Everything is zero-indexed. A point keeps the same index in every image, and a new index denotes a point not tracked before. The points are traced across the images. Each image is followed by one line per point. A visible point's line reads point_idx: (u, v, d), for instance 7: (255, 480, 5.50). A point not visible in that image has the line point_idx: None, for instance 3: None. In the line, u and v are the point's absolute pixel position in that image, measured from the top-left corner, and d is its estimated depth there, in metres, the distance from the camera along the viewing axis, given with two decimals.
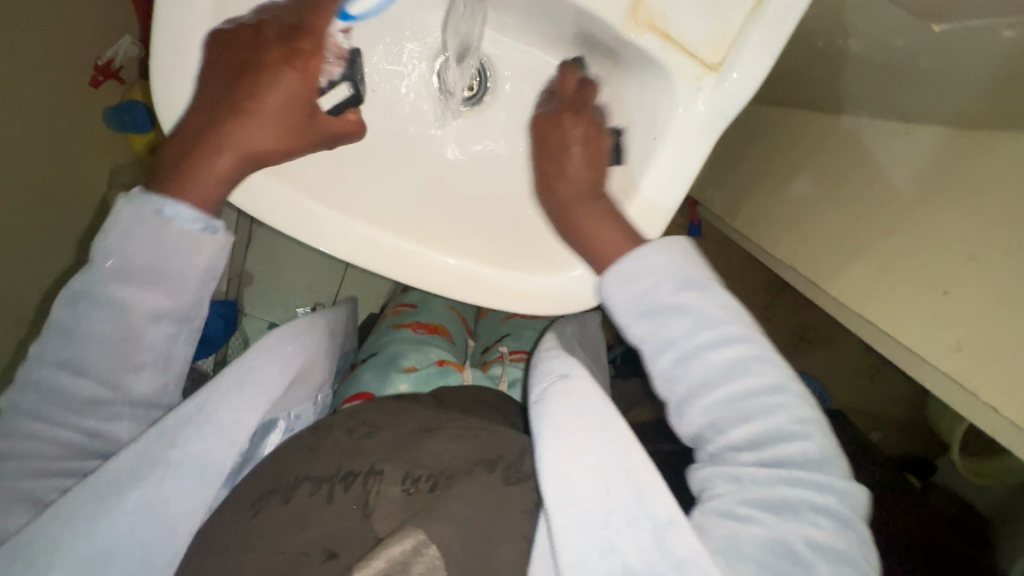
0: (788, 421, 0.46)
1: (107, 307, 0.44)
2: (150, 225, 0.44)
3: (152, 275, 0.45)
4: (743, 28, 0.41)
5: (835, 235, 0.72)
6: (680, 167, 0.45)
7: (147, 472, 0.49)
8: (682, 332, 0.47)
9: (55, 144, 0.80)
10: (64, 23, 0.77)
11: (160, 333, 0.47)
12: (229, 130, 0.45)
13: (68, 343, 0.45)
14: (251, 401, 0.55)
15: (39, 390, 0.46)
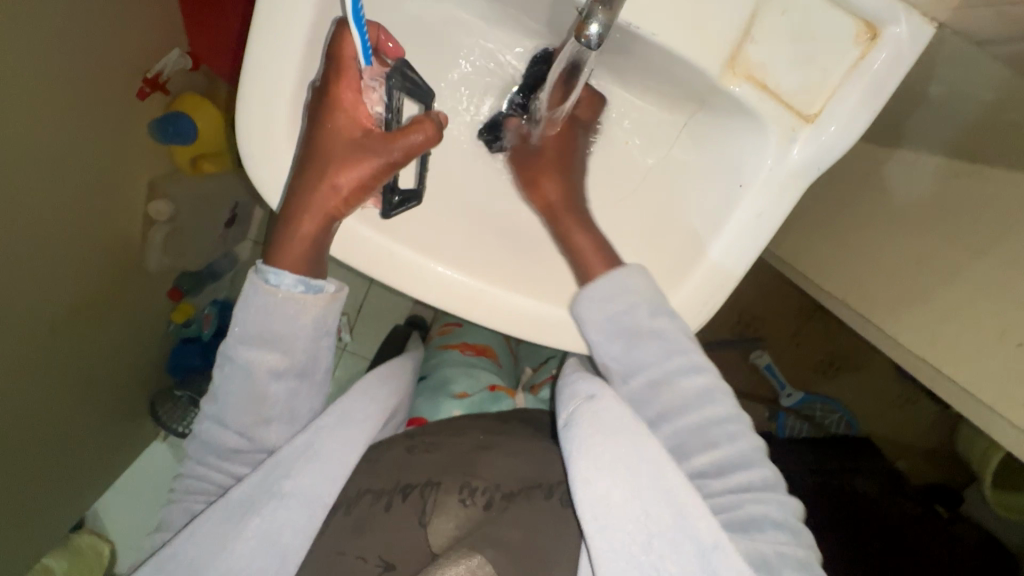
0: (719, 400, 0.49)
1: (240, 370, 0.52)
2: (260, 300, 0.50)
3: (286, 331, 0.51)
4: (842, 83, 0.41)
5: (891, 272, 0.71)
6: (765, 215, 0.45)
7: (263, 500, 0.52)
8: (626, 315, 0.48)
9: (97, 155, 0.80)
10: (121, 37, 0.77)
11: (281, 387, 0.53)
12: (307, 183, 0.46)
13: (216, 403, 0.54)
14: (337, 435, 0.55)
15: (202, 439, 0.57)
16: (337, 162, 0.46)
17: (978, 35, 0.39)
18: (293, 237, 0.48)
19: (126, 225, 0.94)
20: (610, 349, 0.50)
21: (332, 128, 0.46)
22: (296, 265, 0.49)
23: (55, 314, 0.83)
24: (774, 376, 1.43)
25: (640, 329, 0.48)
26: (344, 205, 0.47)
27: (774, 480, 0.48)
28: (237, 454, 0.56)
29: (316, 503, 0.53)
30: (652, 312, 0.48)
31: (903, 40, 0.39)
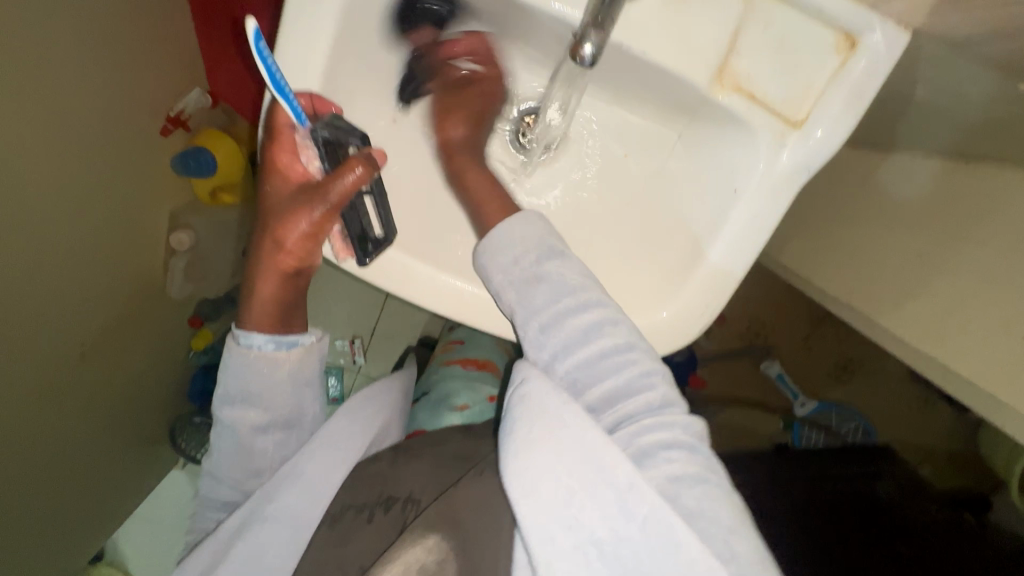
0: (612, 335, 0.48)
1: (227, 429, 0.56)
2: (237, 365, 0.53)
3: (261, 386, 0.54)
4: (826, 89, 0.42)
5: (896, 270, 0.72)
6: (762, 216, 0.46)
7: (248, 526, 0.54)
8: (523, 259, 0.49)
9: (119, 189, 0.84)
10: (145, 77, 0.82)
11: (266, 437, 0.57)
12: (267, 245, 0.51)
13: (211, 459, 0.59)
14: (324, 456, 0.57)
15: (206, 486, 0.61)
16: (279, 223, 0.50)
17: (952, 37, 0.40)
18: (257, 305, 0.53)
19: (149, 255, 0.98)
20: (508, 298, 0.50)
21: (273, 192, 0.50)
22: (267, 322, 0.54)
23: (79, 341, 0.86)
24: (786, 386, 1.42)
25: (531, 274, 0.49)
26: (295, 260, 0.51)
27: (672, 399, 0.48)
28: (230, 498, 0.60)
29: (301, 522, 0.55)
30: (542, 257, 0.49)
31: (879, 45, 0.41)
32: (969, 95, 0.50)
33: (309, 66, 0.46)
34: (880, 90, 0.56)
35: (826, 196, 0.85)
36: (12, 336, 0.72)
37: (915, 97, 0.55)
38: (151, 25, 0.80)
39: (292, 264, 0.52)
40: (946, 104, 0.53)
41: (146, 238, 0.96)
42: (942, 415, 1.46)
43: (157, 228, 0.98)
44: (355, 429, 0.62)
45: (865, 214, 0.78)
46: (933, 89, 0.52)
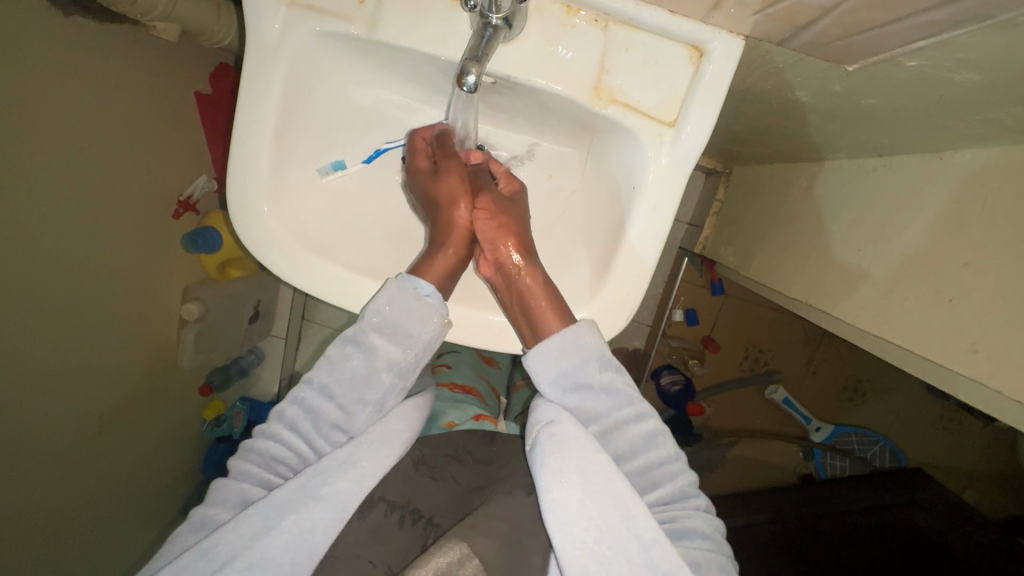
0: (661, 445, 0.58)
1: (363, 353, 0.57)
2: (392, 292, 0.54)
3: (410, 330, 0.56)
4: (688, 90, 0.47)
5: (836, 266, 0.75)
6: (659, 207, 0.50)
7: (301, 502, 0.53)
8: (582, 369, 0.56)
9: (131, 266, 0.95)
10: (154, 168, 0.95)
11: (385, 379, 0.59)
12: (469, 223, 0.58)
13: (330, 376, 0.58)
14: (377, 452, 0.58)
15: (301, 408, 0.59)
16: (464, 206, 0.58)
17: (773, 40, 0.45)
18: (410, 292, 0.54)
19: (162, 327, 1.06)
20: (565, 401, 0.58)
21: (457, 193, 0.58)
22: (437, 279, 0.56)
23: (95, 409, 0.92)
24: (795, 410, 1.39)
25: (591, 383, 0.57)
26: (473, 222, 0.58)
27: (691, 491, 0.58)
28: (317, 433, 0.59)
29: (347, 509, 0.55)
30: (601, 368, 0.57)
31: (722, 53, 0.45)
32: (837, 89, 0.53)
33: (257, 122, 0.48)
34: (778, 100, 0.63)
35: (788, 205, 0.91)
36: (31, 405, 0.79)
37: (800, 99, 0.60)
38: (162, 126, 0.94)
39: (471, 225, 0.58)
40: (824, 102, 0.58)
41: (160, 311, 1.05)
42: (971, 432, 1.39)
43: (169, 302, 1.07)
44: (408, 429, 0.62)
45: (811, 218, 0.84)
46: (811, 93, 0.57)
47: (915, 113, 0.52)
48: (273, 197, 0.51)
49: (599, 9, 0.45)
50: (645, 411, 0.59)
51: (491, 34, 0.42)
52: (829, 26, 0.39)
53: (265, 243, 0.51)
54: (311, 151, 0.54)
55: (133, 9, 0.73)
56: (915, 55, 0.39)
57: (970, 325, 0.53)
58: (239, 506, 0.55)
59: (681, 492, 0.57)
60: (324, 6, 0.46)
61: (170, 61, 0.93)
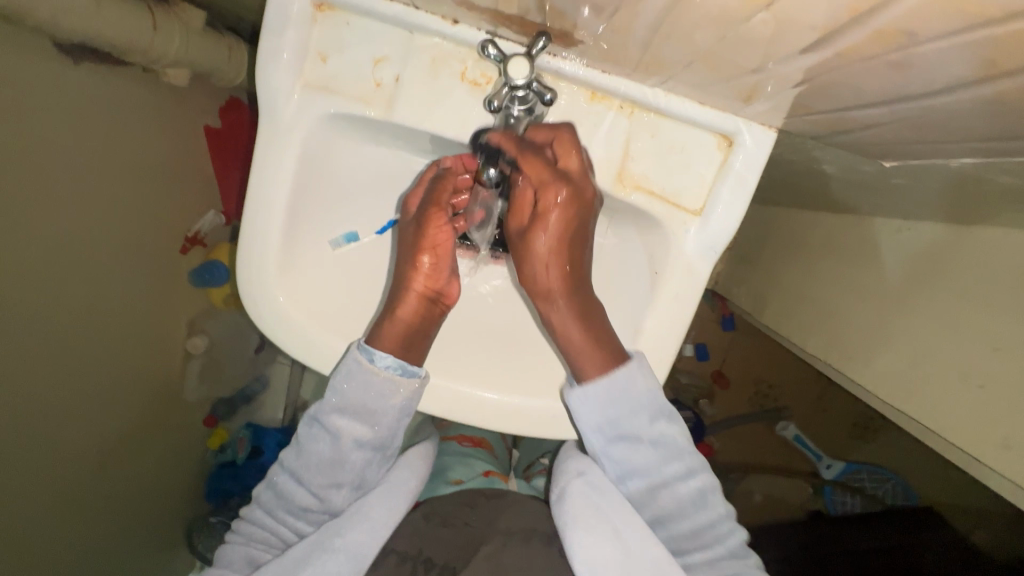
0: (700, 481, 0.52)
1: (329, 433, 0.54)
2: (354, 367, 0.51)
3: (375, 403, 0.52)
4: (716, 180, 0.46)
5: (856, 326, 0.73)
6: (681, 296, 0.48)
7: (315, 555, 0.53)
8: (630, 418, 0.50)
9: (139, 305, 0.94)
10: (163, 207, 0.94)
11: (358, 456, 0.55)
12: (430, 265, 0.51)
13: (297, 457, 0.55)
14: (386, 500, 0.58)
15: (273, 490, 0.56)
16: (420, 245, 0.50)
17: (805, 133, 0.43)
18: (369, 368, 0.51)
19: (168, 362, 1.05)
20: (609, 454, 0.53)
21: (411, 231, 0.51)
22: (394, 344, 0.51)
23: (102, 452, 0.91)
24: (806, 447, 1.38)
25: (641, 433, 0.51)
26: (435, 280, 0.51)
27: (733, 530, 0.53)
28: (296, 513, 0.56)
29: (360, 557, 0.54)
30: (652, 418, 0.51)
31: (752, 145, 0.44)
32: (867, 170, 0.51)
33: (271, 205, 0.48)
34: (800, 167, 0.62)
35: (805, 254, 0.89)
36: (38, 453, 0.78)
37: (825, 170, 0.58)
38: (172, 165, 0.94)
39: (425, 288, 0.51)
40: (852, 176, 0.56)
41: (165, 346, 1.04)
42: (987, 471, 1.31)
43: (176, 336, 1.06)
44: (414, 477, 0.62)
45: (829, 273, 0.82)
46: (838, 168, 0.55)
47: (945, 195, 0.50)
48: (286, 283, 0.50)
49: (626, 97, 0.43)
50: (695, 466, 0.53)
51: (513, 124, 0.44)
52: (868, 137, 0.38)
53: (281, 327, 0.51)
54: (322, 229, 0.52)
55: (144, 58, 0.72)
56: (960, 162, 0.37)
57: (1002, 417, 0.52)
58: (247, 568, 0.54)
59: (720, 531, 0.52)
60: (341, 88, 0.45)
61: (177, 97, 0.92)
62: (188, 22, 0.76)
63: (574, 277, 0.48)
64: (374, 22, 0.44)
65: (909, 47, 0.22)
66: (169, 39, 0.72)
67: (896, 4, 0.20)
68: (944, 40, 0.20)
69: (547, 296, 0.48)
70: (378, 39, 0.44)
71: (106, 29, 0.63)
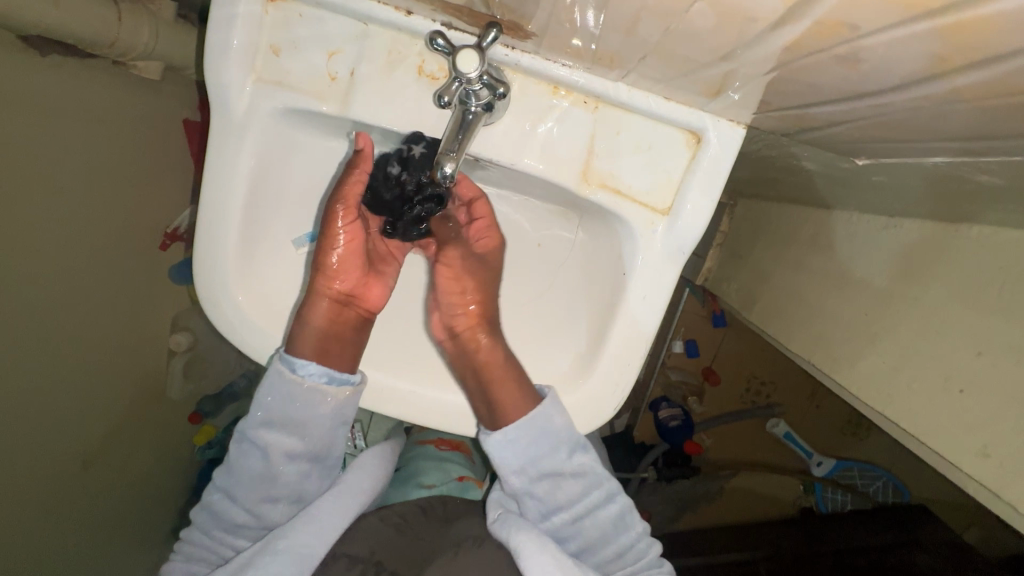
0: (630, 522, 0.59)
1: (256, 449, 0.54)
2: (276, 379, 0.51)
3: (301, 413, 0.53)
4: (685, 178, 0.44)
5: (839, 326, 0.71)
6: (650, 297, 0.47)
7: (260, 557, 0.51)
8: (553, 457, 0.54)
9: (118, 302, 0.93)
10: (140, 203, 0.92)
11: (291, 469, 0.56)
12: (342, 271, 0.50)
13: (228, 475, 0.56)
14: (337, 501, 0.59)
15: (209, 509, 0.57)
16: (328, 249, 0.49)
17: (779, 128, 0.42)
18: (295, 383, 0.51)
19: (149, 359, 1.04)
20: (534, 492, 0.56)
21: (323, 233, 0.49)
22: (313, 352, 0.51)
23: (85, 452, 0.90)
24: (796, 446, 1.35)
25: (562, 469, 0.55)
26: (347, 284, 0.51)
27: (658, 559, 0.59)
28: (233, 529, 0.57)
29: (308, 560, 0.52)
30: (572, 452, 0.54)
31: (722, 141, 0.42)
32: (848, 165, 0.49)
33: (225, 205, 0.46)
34: (781, 162, 0.59)
35: (792, 251, 0.87)
36: (19, 453, 0.78)
37: (806, 166, 0.56)
38: (148, 160, 0.92)
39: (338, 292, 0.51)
40: (834, 172, 0.54)
41: (147, 343, 1.03)
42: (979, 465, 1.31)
43: (157, 332, 1.05)
44: (365, 483, 0.64)
45: (814, 270, 0.80)
46: (818, 164, 0.53)
47: (929, 193, 0.49)
48: (246, 286, 0.49)
49: (589, 92, 0.42)
50: (613, 490, 0.59)
51: (471, 121, 0.40)
52: (845, 131, 0.36)
53: (240, 329, 0.50)
54: (281, 229, 0.51)
55: (112, 50, 0.70)
56: (941, 157, 0.35)
57: (982, 424, 0.51)
58: None
59: (646, 565, 0.58)
60: (295, 83, 0.43)
61: (152, 89, 0.90)
62: (158, 14, 0.74)
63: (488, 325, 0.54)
64: (326, 13, 0.42)
65: (855, 41, 0.23)
66: (138, 32, 0.71)
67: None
68: (889, 32, 0.21)
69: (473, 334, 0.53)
70: (331, 30, 0.42)
71: (71, 20, 0.62)
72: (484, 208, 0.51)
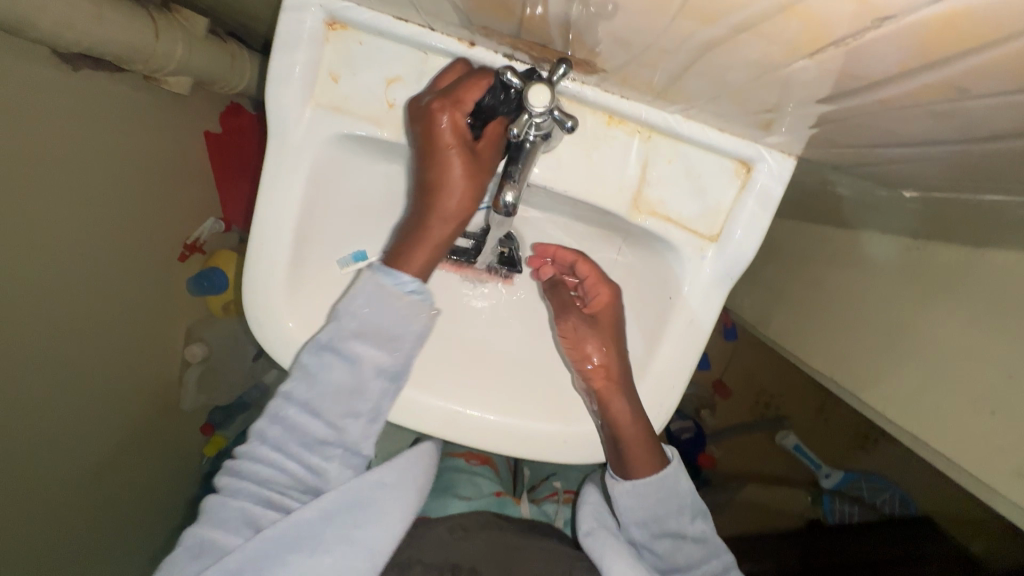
0: None
1: (329, 381, 0.48)
2: (378, 289, 0.46)
3: (387, 339, 0.47)
4: (734, 206, 0.45)
5: (863, 344, 0.72)
6: (695, 321, 0.48)
7: (329, 545, 0.49)
8: (675, 516, 0.58)
9: (138, 315, 0.93)
10: (162, 214, 0.92)
11: (364, 411, 0.50)
12: (463, 193, 0.45)
13: (290, 406, 0.49)
14: (397, 500, 0.55)
15: (264, 454, 0.50)
16: (450, 168, 0.44)
17: (830, 162, 0.43)
18: (393, 294, 0.46)
19: (165, 370, 1.04)
20: (652, 545, 0.58)
21: (444, 156, 0.43)
22: (421, 268, 0.47)
23: (97, 464, 0.89)
24: (806, 458, 1.36)
25: (682, 531, 0.58)
26: (471, 201, 0.45)
27: None
28: (287, 469, 0.51)
29: (376, 557, 0.51)
30: (693, 517, 0.59)
31: (772, 171, 0.44)
32: (889, 195, 0.51)
33: (280, 228, 0.47)
34: (813, 187, 0.61)
35: (811, 269, 0.88)
36: (31, 466, 0.77)
37: (840, 193, 0.57)
38: (171, 172, 0.92)
39: (459, 209, 0.46)
40: (869, 199, 0.55)
41: (164, 354, 1.03)
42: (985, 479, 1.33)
43: (173, 344, 1.05)
44: (421, 470, 0.60)
45: (835, 289, 0.81)
46: (855, 191, 0.54)
47: (956, 220, 0.50)
48: (295, 309, 0.50)
49: (643, 122, 0.43)
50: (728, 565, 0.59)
51: (529, 149, 0.40)
52: (902, 169, 0.38)
53: (288, 351, 0.50)
54: (327, 253, 0.51)
55: (145, 66, 0.70)
56: (995, 196, 0.37)
57: (1014, 446, 0.52)
58: (245, 530, 0.48)
59: None
60: (353, 109, 0.45)
61: (179, 103, 0.91)
62: (190, 28, 0.74)
63: (615, 384, 0.51)
64: (386, 42, 0.43)
65: (955, 100, 0.24)
66: (174, 49, 0.71)
67: (962, 61, 0.21)
68: (996, 97, 0.23)
69: (609, 391, 0.51)
70: (389, 58, 0.43)
71: (112, 38, 0.62)
72: (586, 266, 0.53)
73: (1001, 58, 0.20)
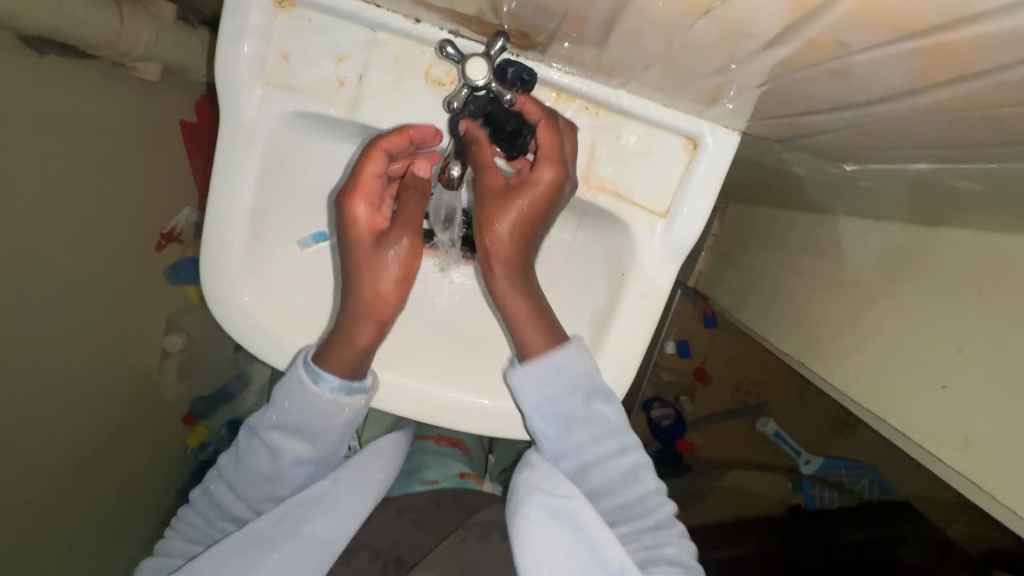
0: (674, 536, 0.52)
1: (266, 452, 0.54)
2: (295, 387, 0.51)
3: (310, 427, 0.52)
4: (681, 183, 0.47)
5: (825, 325, 0.74)
6: (649, 295, 0.49)
7: (281, 540, 0.54)
8: (598, 448, 0.51)
9: (116, 304, 0.93)
10: (137, 202, 0.92)
11: (297, 473, 0.55)
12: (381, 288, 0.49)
13: (232, 466, 0.55)
14: (357, 490, 0.59)
15: (208, 497, 0.57)
16: (368, 274, 0.48)
17: (771, 136, 0.44)
18: (307, 401, 0.51)
19: (144, 360, 1.04)
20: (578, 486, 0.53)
21: (359, 244, 0.48)
22: (340, 368, 0.50)
23: (77, 452, 0.89)
24: (785, 444, 1.39)
25: (607, 466, 0.51)
26: (386, 305, 0.49)
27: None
28: (220, 518, 0.57)
29: (329, 548, 0.55)
30: (621, 450, 0.52)
31: (717, 146, 0.45)
32: (837, 173, 0.52)
33: (233, 205, 0.47)
34: (771, 167, 0.62)
35: (778, 254, 0.90)
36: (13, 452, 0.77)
37: (795, 172, 0.58)
38: (144, 160, 0.92)
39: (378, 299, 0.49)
40: (822, 177, 0.56)
41: (142, 344, 1.03)
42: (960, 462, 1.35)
43: (152, 334, 1.05)
44: (384, 468, 0.64)
45: (800, 273, 0.82)
46: (807, 170, 0.55)
47: (902, 195, 0.51)
48: (252, 285, 0.50)
49: (591, 98, 0.45)
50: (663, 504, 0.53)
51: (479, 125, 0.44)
52: (835, 139, 0.39)
53: (246, 328, 0.51)
54: (286, 233, 0.52)
55: (113, 50, 0.71)
56: (922, 163, 0.38)
57: (963, 418, 0.53)
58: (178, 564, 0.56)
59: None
60: (305, 86, 0.45)
61: (150, 90, 0.91)
62: (157, 13, 0.74)
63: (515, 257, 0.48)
64: (337, 19, 0.44)
65: (843, 56, 0.25)
66: (140, 32, 0.71)
67: (830, 15, 0.22)
68: (878, 49, 0.23)
69: (498, 263, 0.48)
70: (340, 38, 0.44)
71: (73, 21, 0.62)
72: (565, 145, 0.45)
73: (859, 9, 0.21)
